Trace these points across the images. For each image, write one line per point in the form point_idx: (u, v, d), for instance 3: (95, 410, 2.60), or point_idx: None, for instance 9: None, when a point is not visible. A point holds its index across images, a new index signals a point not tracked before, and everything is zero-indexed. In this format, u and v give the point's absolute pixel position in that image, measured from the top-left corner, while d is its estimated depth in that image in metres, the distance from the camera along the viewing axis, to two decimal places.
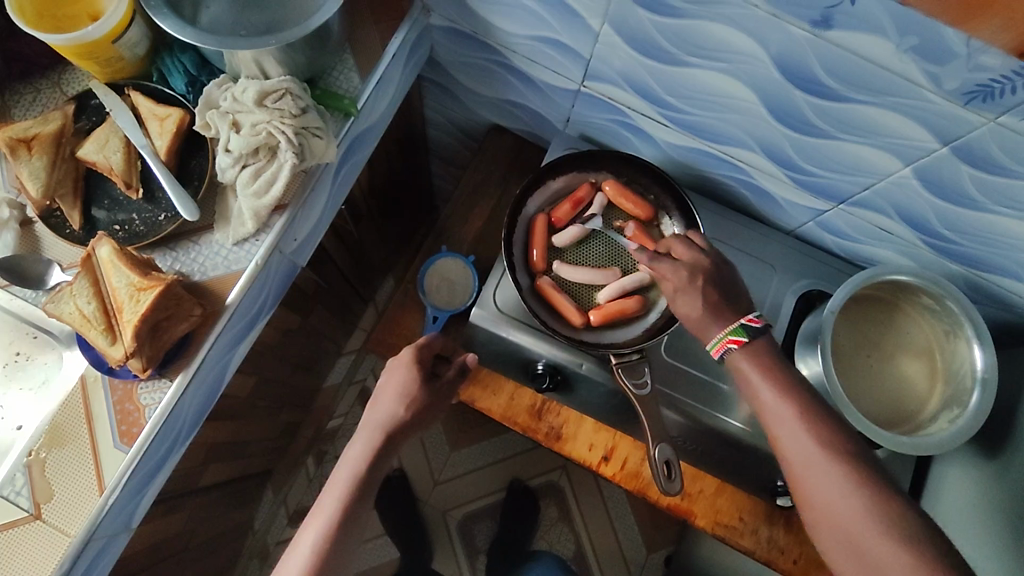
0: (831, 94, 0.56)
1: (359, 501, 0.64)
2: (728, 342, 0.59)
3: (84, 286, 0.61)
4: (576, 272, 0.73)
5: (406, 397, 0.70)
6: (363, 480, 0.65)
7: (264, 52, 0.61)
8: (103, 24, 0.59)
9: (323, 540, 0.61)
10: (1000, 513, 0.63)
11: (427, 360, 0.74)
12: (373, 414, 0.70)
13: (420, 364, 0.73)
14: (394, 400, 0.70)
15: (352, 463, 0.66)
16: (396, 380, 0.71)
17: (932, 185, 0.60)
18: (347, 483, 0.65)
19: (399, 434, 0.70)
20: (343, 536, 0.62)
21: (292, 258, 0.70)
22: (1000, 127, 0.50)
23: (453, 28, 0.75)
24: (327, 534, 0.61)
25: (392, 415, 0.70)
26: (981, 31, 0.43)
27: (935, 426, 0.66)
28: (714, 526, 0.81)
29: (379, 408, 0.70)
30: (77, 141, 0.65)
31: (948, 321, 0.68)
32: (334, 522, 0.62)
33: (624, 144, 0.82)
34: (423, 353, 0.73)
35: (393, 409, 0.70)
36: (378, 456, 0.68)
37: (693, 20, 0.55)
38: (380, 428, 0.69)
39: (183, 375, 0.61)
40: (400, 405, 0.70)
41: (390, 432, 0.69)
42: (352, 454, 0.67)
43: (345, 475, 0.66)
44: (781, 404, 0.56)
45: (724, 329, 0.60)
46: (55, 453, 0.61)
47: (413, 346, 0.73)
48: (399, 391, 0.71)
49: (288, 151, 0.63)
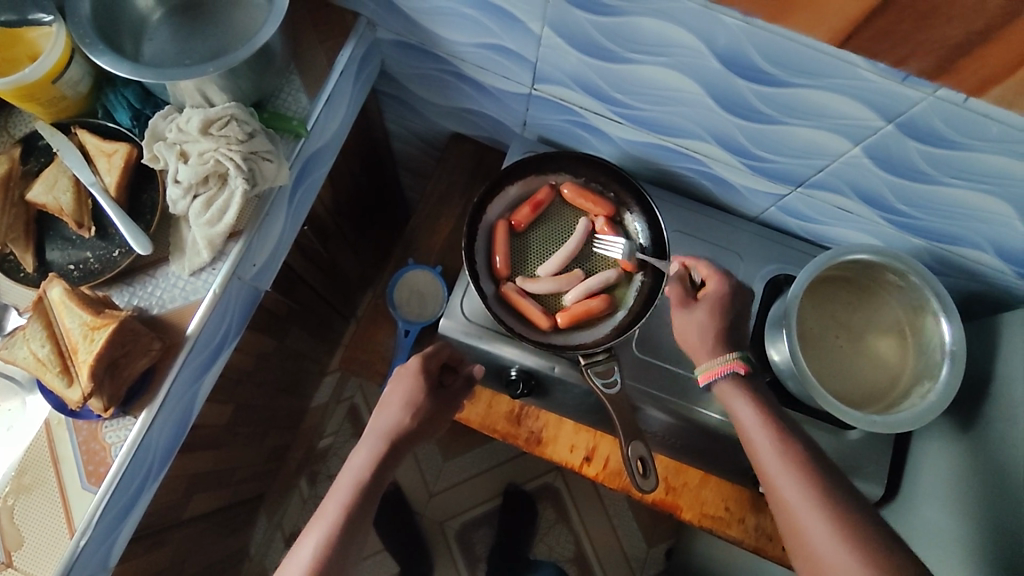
0: (772, 80, 0.56)
1: (362, 510, 0.63)
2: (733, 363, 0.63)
3: (37, 330, 0.60)
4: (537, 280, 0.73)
5: (413, 406, 0.70)
6: (365, 490, 0.64)
7: (207, 81, 0.61)
8: (40, 65, 0.59)
9: (324, 547, 0.59)
10: (980, 485, 0.63)
11: (434, 369, 0.72)
12: (379, 421, 0.70)
13: (426, 374, 0.72)
14: (401, 408, 0.70)
15: (355, 470, 0.66)
16: (402, 388, 0.70)
17: (882, 162, 0.60)
18: (353, 486, 0.64)
19: (403, 443, 0.69)
20: (345, 543, 0.60)
21: (253, 284, 0.69)
22: (938, 101, 0.50)
23: (400, 40, 0.75)
24: (326, 542, 0.59)
25: (399, 423, 0.69)
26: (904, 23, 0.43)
27: (908, 402, 0.66)
28: (700, 519, 0.80)
29: (386, 415, 0.70)
30: (27, 183, 0.64)
31: (914, 296, 0.68)
32: (336, 527, 0.61)
33: (582, 144, 0.81)
34: (430, 363, 0.72)
35: (399, 417, 0.69)
36: (385, 461, 0.67)
37: (629, 17, 0.55)
38: (385, 435, 0.68)
39: (147, 410, 0.61)
40: (406, 414, 0.70)
41: (396, 439, 0.69)
42: (356, 463, 0.67)
43: (349, 482, 0.65)
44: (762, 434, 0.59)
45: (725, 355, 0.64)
46: (24, 498, 0.61)
47: (420, 356, 0.72)
48: (405, 400, 0.70)
49: (238, 177, 0.62)
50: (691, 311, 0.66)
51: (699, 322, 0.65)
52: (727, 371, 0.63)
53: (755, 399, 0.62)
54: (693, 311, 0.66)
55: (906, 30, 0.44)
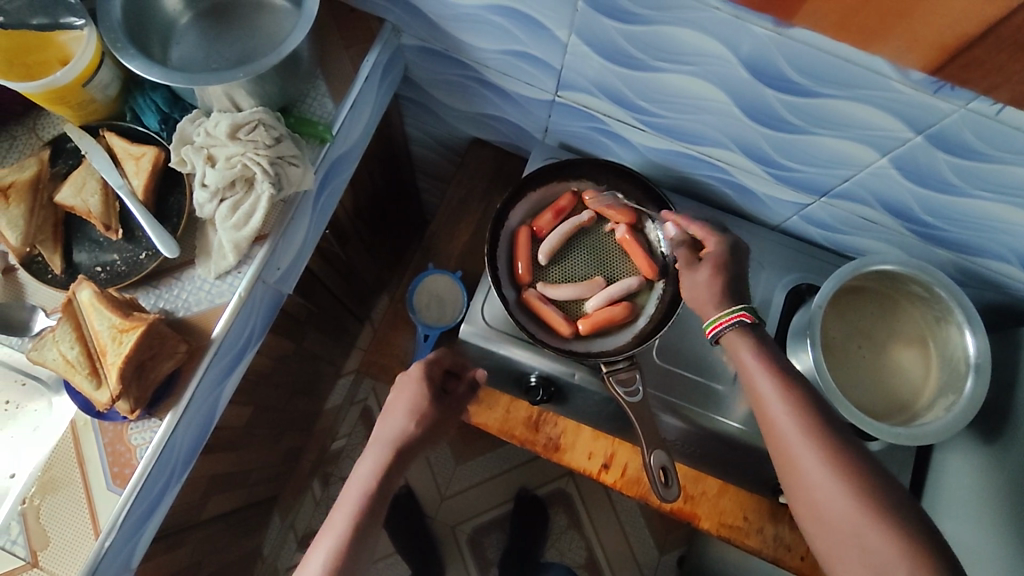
0: (802, 91, 0.56)
1: (370, 520, 0.63)
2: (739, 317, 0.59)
3: (66, 331, 0.61)
4: (559, 287, 0.73)
5: (417, 414, 0.69)
6: (375, 495, 0.64)
7: (235, 86, 0.62)
8: (72, 68, 0.59)
9: (335, 554, 0.59)
10: (1005, 499, 0.62)
11: (437, 376, 0.72)
12: (384, 429, 0.69)
13: (430, 381, 0.72)
14: (405, 415, 0.69)
15: (362, 480, 0.65)
16: (406, 396, 0.70)
17: (910, 173, 0.60)
18: (361, 497, 0.64)
19: (409, 451, 0.69)
20: (357, 549, 0.60)
21: (277, 287, 0.70)
22: (971, 113, 0.49)
23: (424, 46, 0.75)
24: (336, 548, 0.59)
25: (404, 431, 0.68)
26: (941, 37, 0.43)
27: (932, 415, 0.65)
28: (718, 528, 0.80)
29: (390, 422, 0.69)
30: (55, 186, 0.65)
31: (938, 307, 0.68)
32: (348, 533, 0.61)
33: (603, 150, 0.81)
34: (433, 370, 0.72)
35: (404, 426, 0.69)
36: (389, 472, 0.66)
37: (660, 26, 0.55)
38: (391, 445, 0.68)
39: (173, 412, 0.61)
40: (410, 422, 0.69)
41: (400, 447, 0.68)
42: (363, 472, 0.66)
43: (356, 489, 0.64)
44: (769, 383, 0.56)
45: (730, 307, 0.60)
46: (49, 499, 0.62)
47: (422, 364, 0.72)
48: (409, 408, 0.70)
49: (264, 181, 0.63)
50: (693, 270, 0.63)
51: (701, 283, 0.62)
52: (735, 321, 0.59)
53: (759, 343, 0.59)
54: (696, 271, 0.63)
55: (941, 42, 0.44)
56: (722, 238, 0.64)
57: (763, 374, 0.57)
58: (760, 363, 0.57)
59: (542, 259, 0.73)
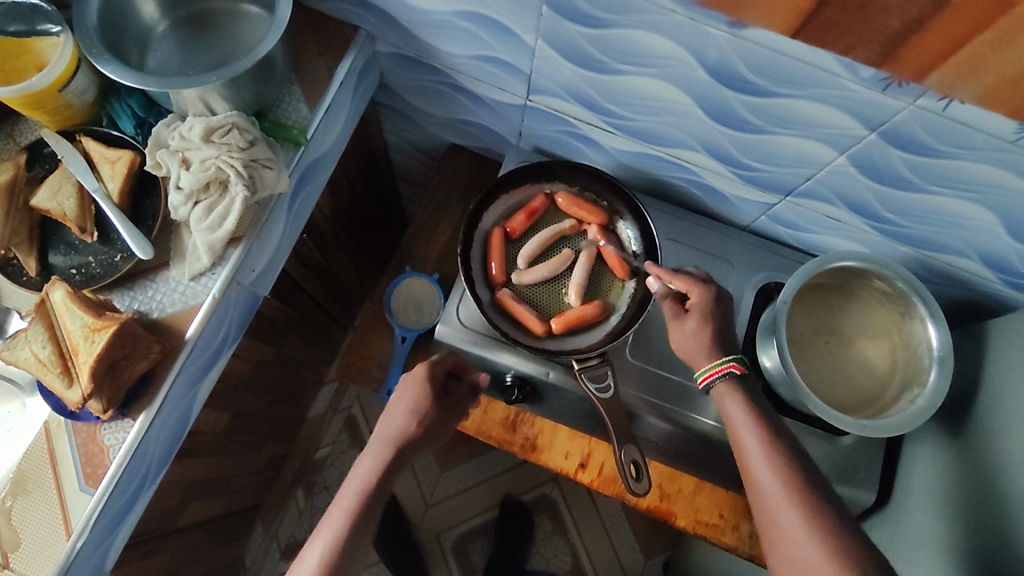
0: (758, 91, 0.57)
1: (365, 519, 0.62)
2: (730, 368, 0.61)
3: (38, 331, 0.61)
4: (533, 269, 0.74)
5: (418, 414, 0.69)
6: (370, 496, 0.64)
7: (209, 90, 0.63)
8: (47, 74, 0.60)
9: (331, 551, 0.59)
10: (967, 488, 0.63)
11: (439, 376, 0.72)
12: (384, 427, 0.69)
13: (432, 381, 0.71)
14: (406, 415, 0.69)
15: (361, 477, 0.65)
16: (408, 395, 0.70)
17: (868, 170, 0.61)
18: (358, 496, 0.63)
19: (407, 451, 0.69)
20: (350, 549, 0.60)
21: (251, 288, 0.70)
22: (919, 110, 0.51)
23: (399, 53, 0.77)
24: (332, 546, 0.59)
25: (404, 430, 0.68)
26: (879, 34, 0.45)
27: (898, 407, 0.67)
28: (695, 526, 0.80)
29: (391, 422, 0.69)
30: (31, 190, 0.66)
31: (902, 302, 0.69)
32: (341, 534, 0.60)
33: (576, 153, 0.83)
34: (436, 370, 0.72)
35: (404, 425, 0.69)
36: (387, 470, 0.66)
37: (620, 29, 0.57)
38: (391, 443, 0.68)
39: (145, 413, 0.61)
40: (411, 422, 0.69)
41: (401, 446, 0.68)
42: (362, 470, 0.66)
43: (355, 486, 0.65)
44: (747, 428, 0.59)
45: (719, 358, 0.62)
46: (21, 501, 0.62)
47: (426, 363, 0.72)
48: (410, 406, 0.70)
49: (238, 184, 0.63)
50: (681, 321, 0.65)
51: (690, 334, 0.64)
52: (724, 372, 0.62)
53: (746, 398, 0.61)
54: (683, 322, 0.65)
55: (880, 39, 0.46)
56: (703, 288, 0.65)
57: (747, 427, 0.59)
58: (739, 410, 0.61)
59: (524, 262, 0.75)
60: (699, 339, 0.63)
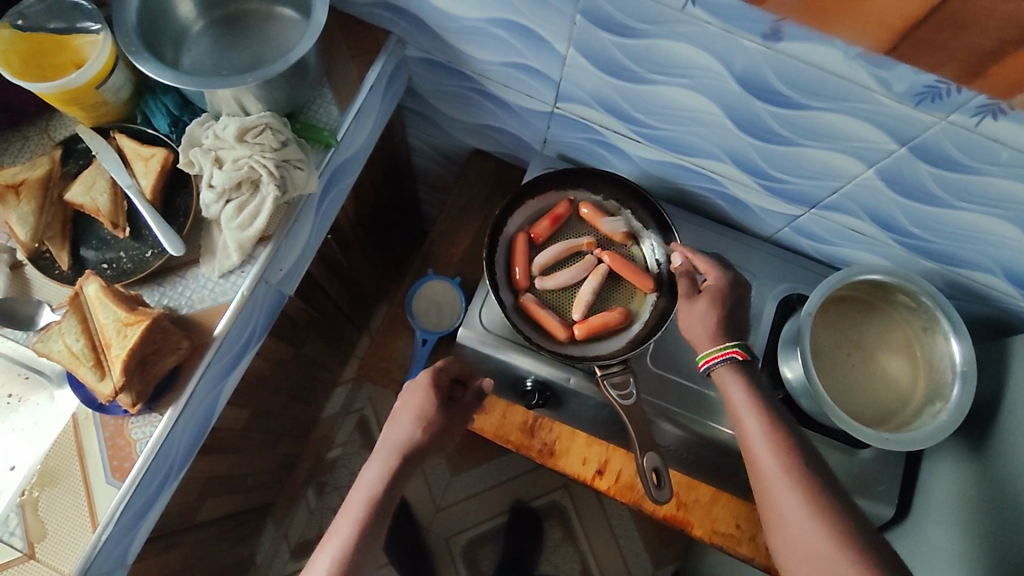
0: (789, 103, 0.58)
1: (375, 526, 0.63)
2: (733, 352, 0.61)
3: (72, 324, 0.62)
4: (556, 274, 0.75)
5: (423, 420, 0.70)
6: (379, 500, 0.64)
7: (244, 91, 0.63)
8: (87, 70, 0.61)
9: (345, 555, 0.60)
10: (988, 504, 0.63)
11: (444, 383, 0.73)
12: (388, 435, 0.69)
13: (436, 388, 0.72)
14: (412, 423, 0.70)
15: (368, 485, 0.66)
16: (414, 401, 0.70)
17: (896, 184, 0.62)
18: (366, 501, 0.64)
19: (416, 457, 0.69)
20: (362, 553, 0.60)
21: (278, 287, 0.71)
22: (951, 125, 0.52)
23: (428, 58, 0.77)
24: (345, 552, 0.60)
25: (409, 438, 0.68)
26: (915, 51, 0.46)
27: (919, 422, 0.67)
28: (712, 536, 0.80)
29: (397, 430, 0.69)
30: (65, 184, 0.67)
31: (925, 316, 0.69)
32: (350, 542, 0.60)
33: (600, 161, 0.83)
34: (440, 377, 0.73)
35: (410, 432, 0.69)
36: (395, 477, 0.67)
37: (652, 39, 0.58)
38: (397, 451, 0.68)
39: (172, 409, 0.62)
40: (417, 429, 0.69)
41: (406, 454, 0.68)
42: (367, 479, 0.66)
43: (361, 495, 0.65)
44: (749, 412, 0.59)
45: (724, 342, 0.62)
46: (48, 492, 0.62)
47: (430, 370, 0.72)
48: (416, 413, 0.70)
49: (270, 184, 0.64)
50: (692, 303, 0.66)
51: (698, 315, 0.65)
52: (726, 356, 0.62)
53: (747, 380, 0.61)
54: (693, 303, 0.65)
55: (915, 56, 0.47)
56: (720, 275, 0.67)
57: (748, 411, 0.59)
58: (742, 393, 0.60)
59: (537, 270, 0.76)
60: (710, 323, 0.64)
